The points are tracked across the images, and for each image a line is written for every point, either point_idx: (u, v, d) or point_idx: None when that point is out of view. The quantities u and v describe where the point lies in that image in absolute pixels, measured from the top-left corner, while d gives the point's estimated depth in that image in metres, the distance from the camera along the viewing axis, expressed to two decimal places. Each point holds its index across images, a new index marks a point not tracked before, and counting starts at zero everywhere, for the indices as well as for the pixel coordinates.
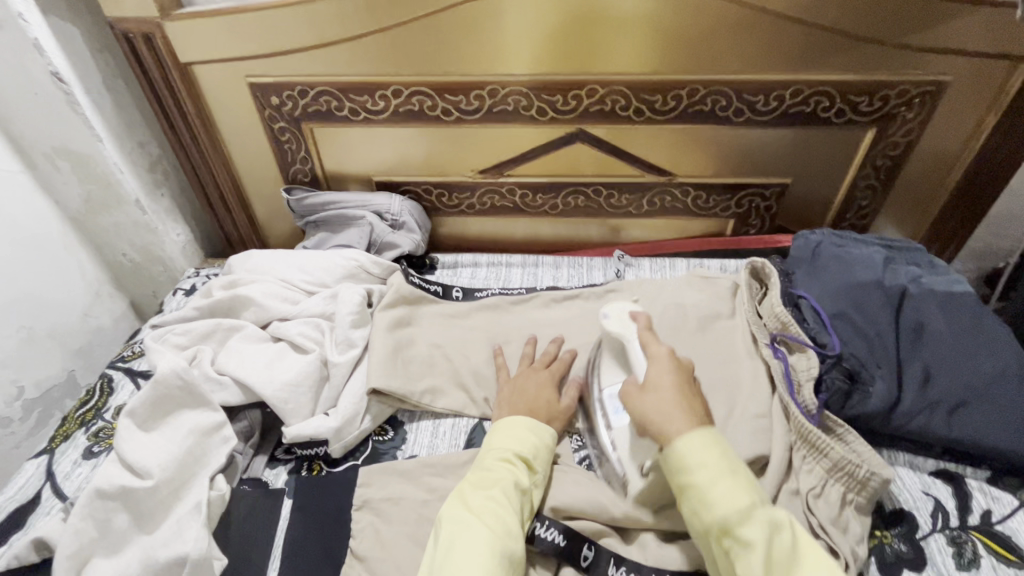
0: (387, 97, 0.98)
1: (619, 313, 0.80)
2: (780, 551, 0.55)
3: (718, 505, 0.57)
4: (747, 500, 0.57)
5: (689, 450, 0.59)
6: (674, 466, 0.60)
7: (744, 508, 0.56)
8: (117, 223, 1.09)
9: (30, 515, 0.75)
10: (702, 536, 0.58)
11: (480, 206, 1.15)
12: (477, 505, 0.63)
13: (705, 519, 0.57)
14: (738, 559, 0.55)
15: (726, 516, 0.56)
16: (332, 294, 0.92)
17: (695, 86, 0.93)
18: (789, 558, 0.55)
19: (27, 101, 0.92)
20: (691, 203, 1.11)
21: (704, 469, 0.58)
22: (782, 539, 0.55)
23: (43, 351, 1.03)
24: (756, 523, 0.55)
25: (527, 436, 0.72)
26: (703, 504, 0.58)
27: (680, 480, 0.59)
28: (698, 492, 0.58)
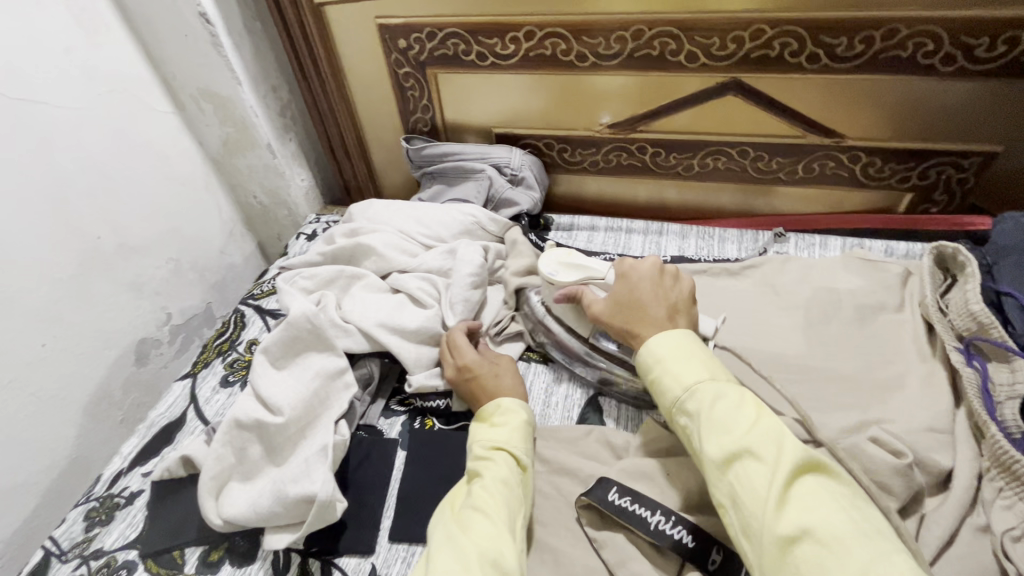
0: (518, 40, 0.91)
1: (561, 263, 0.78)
2: (717, 417, 0.53)
3: (670, 385, 0.58)
4: (696, 377, 0.57)
5: (650, 343, 0.62)
6: (641, 361, 0.62)
7: (690, 384, 0.56)
8: (250, 165, 1.14)
9: (177, 433, 0.82)
10: (670, 419, 0.58)
11: (605, 163, 1.06)
12: (461, 515, 0.57)
13: (663, 401, 0.59)
14: (689, 433, 0.55)
15: (679, 390, 0.57)
16: (449, 250, 0.89)
17: (895, 26, 0.76)
18: (729, 420, 0.52)
19: (179, 42, 0.96)
20: (859, 171, 0.94)
21: (664, 350, 0.60)
22: (722, 406, 0.53)
23: (186, 282, 1.11)
24: (704, 394, 0.55)
25: (500, 424, 0.67)
26: (658, 390, 0.59)
27: (645, 372, 0.61)
28: (655, 381, 0.60)
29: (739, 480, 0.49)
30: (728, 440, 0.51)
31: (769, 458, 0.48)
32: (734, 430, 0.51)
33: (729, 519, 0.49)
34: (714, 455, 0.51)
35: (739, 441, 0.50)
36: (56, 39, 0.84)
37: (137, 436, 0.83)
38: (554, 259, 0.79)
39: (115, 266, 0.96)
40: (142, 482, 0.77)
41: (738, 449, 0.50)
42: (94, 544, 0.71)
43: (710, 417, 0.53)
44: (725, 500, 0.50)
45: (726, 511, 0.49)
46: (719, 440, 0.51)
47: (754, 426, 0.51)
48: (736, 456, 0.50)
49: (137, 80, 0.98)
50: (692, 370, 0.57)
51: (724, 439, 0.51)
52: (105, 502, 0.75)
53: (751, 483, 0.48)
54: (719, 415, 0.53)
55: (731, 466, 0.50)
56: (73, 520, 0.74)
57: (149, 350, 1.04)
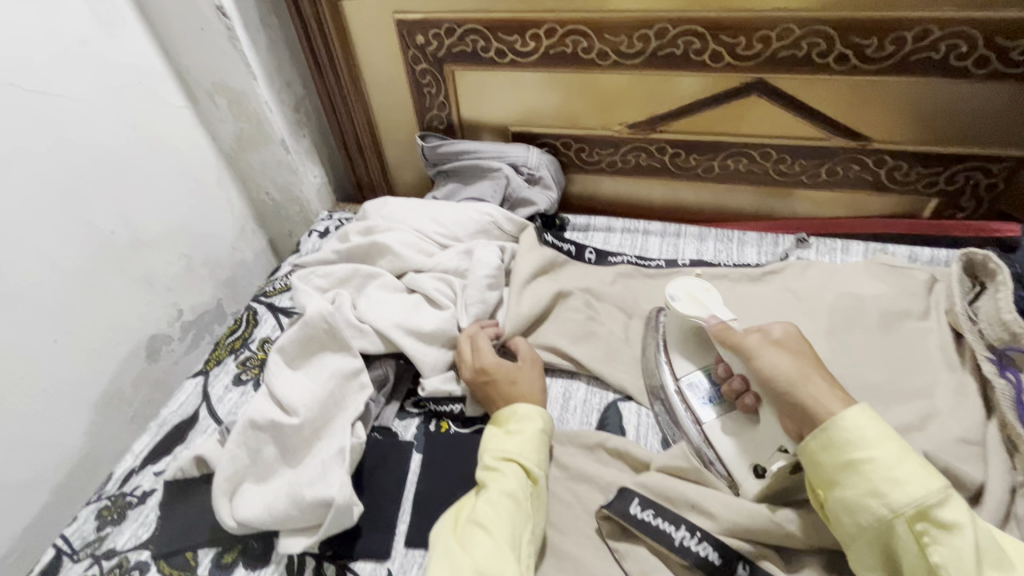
0: (538, 37, 0.89)
1: (688, 296, 0.74)
2: (980, 550, 0.46)
3: (911, 487, 0.48)
4: (940, 486, 0.48)
5: (865, 428, 0.52)
6: (857, 444, 0.51)
7: (940, 493, 0.48)
8: (263, 161, 1.13)
9: (189, 431, 0.81)
10: (891, 525, 0.48)
11: (622, 164, 1.04)
12: (465, 530, 0.57)
13: (896, 503, 0.48)
14: (934, 553, 0.47)
15: (917, 500, 0.47)
16: (466, 250, 0.88)
17: (928, 27, 0.74)
18: (989, 555, 0.46)
19: (194, 35, 0.95)
20: (884, 175, 0.92)
21: (889, 441, 0.51)
22: (981, 531, 0.47)
23: (198, 278, 1.10)
24: (951, 508, 0.47)
25: (514, 433, 0.66)
26: (892, 487, 0.49)
27: (863, 457, 0.50)
28: (887, 476, 0.49)
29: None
30: None
31: None
32: (1001, 570, 0.45)
33: None
34: None
35: None
36: (72, 31, 0.83)
37: (149, 434, 0.82)
38: (684, 288, 0.75)
39: (128, 261, 0.95)
40: (154, 480, 0.76)
41: None
42: (106, 544, 0.70)
43: (971, 544, 0.46)
44: None
45: None
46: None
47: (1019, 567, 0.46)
48: None
49: (153, 73, 0.97)
50: (938, 476, 0.49)
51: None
52: (117, 501, 0.74)
53: None
54: (983, 546, 0.46)
55: None
56: (85, 519, 0.73)
57: (160, 347, 1.03)
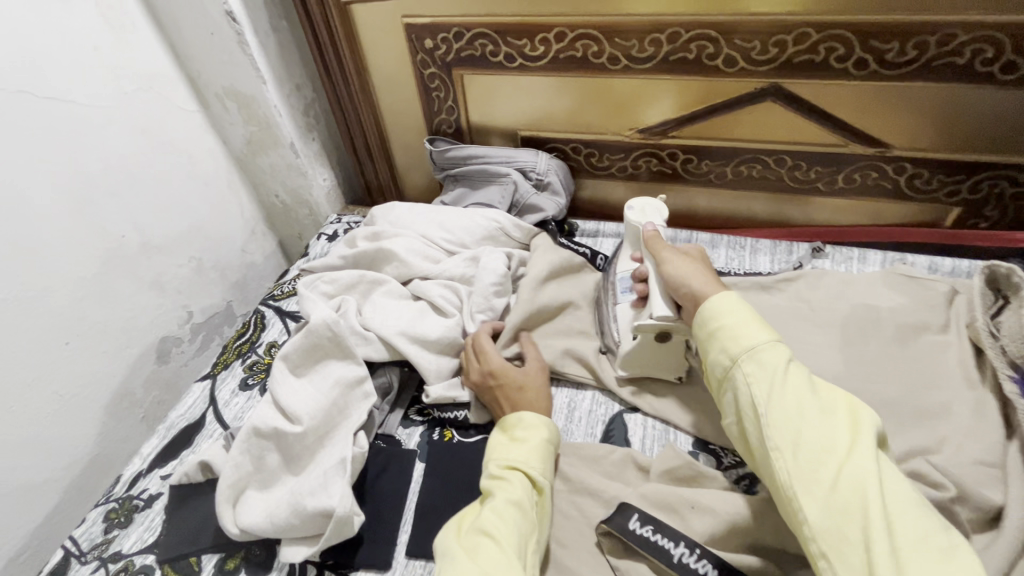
0: (548, 41, 0.88)
1: (644, 207, 0.83)
2: (791, 381, 0.50)
3: (743, 335, 0.54)
4: (766, 337, 0.54)
5: (722, 301, 0.59)
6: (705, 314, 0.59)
7: (764, 342, 0.53)
8: (273, 164, 1.14)
9: (196, 435, 0.82)
10: (727, 369, 0.55)
11: (633, 169, 1.02)
12: (470, 538, 0.55)
13: (730, 350, 0.55)
14: (754, 385, 0.51)
15: (750, 344, 0.54)
16: (472, 256, 0.87)
17: (951, 31, 0.71)
18: (800, 386, 0.50)
19: (204, 40, 0.95)
20: (904, 183, 0.89)
21: (728, 305, 0.58)
22: (799, 371, 0.51)
23: (208, 280, 1.11)
24: (775, 353, 0.52)
25: (519, 442, 0.65)
26: (727, 339, 0.55)
27: (708, 320, 0.58)
28: (724, 331, 0.56)
29: (810, 435, 0.47)
30: (800, 402, 0.48)
31: (844, 427, 0.46)
32: (808, 398, 0.49)
33: (786, 475, 0.46)
34: (786, 412, 0.48)
35: (814, 407, 0.48)
36: (84, 38, 0.84)
37: (157, 437, 0.83)
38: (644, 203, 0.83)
39: (139, 265, 0.96)
40: (161, 484, 0.76)
41: (801, 411, 0.48)
42: (112, 547, 0.70)
43: (783, 378, 0.50)
44: (790, 460, 0.47)
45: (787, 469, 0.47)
46: (790, 400, 0.49)
47: (840, 404, 0.48)
48: (806, 418, 0.47)
49: (164, 78, 0.98)
50: (767, 331, 0.54)
51: (798, 399, 0.48)
52: (124, 504, 0.75)
53: (823, 444, 0.46)
54: (789, 378, 0.50)
55: (799, 426, 0.47)
56: (93, 521, 0.74)
57: (170, 348, 1.04)
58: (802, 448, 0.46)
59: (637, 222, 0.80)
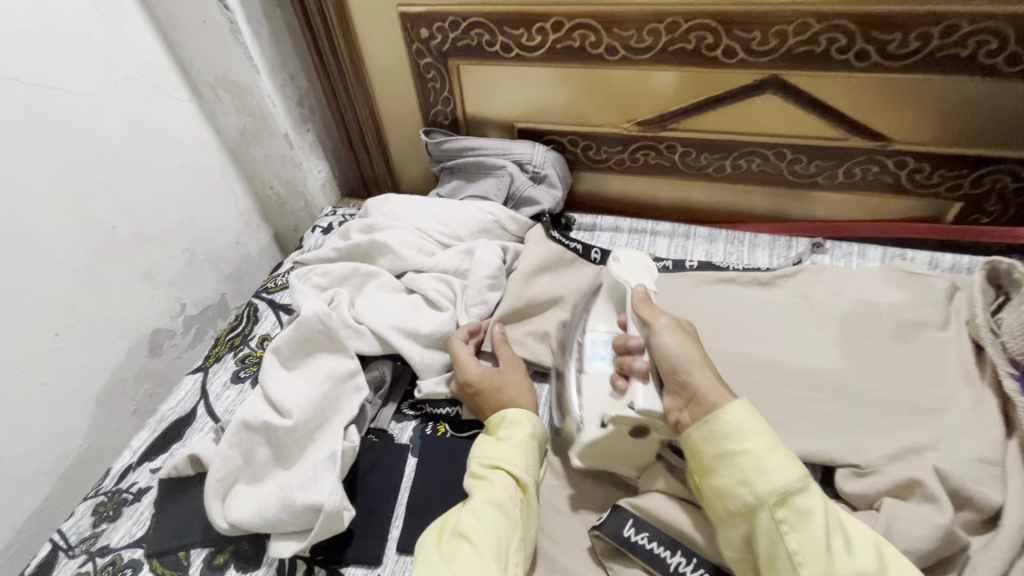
0: (545, 31, 0.87)
1: (630, 262, 0.75)
2: (830, 539, 0.47)
3: (771, 478, 0.50)
4: (797, 478, 0.49)
5: (739, 418, 0.52)
6: (723, 434, 0.53)
7: (795, 485, 0.49)
8: (267, 155, 1.12)
9: (186, 429, 0.81)
10: (752, 511, 0.50)
11: (630, 162, 1.01)
12: (449, 541, 0.56)
13: (758, 492, 0.50)
14: (791, 540, 0.48)
15: (782, 485, 0.49)
16: (467, 250, 0.86)
17: (955, 22, 0.70)
18: (836, 542, 0.47)
19: (196, 28, 0.94)
20: (905, 178, 0.88)
21: (751, 428, 0.52)
22: (832, 520, 0.48)
23: (201, 273, 1.10)
24: (809, 497, 0.49)
25: (503, 439, 0.65)
26: (755, 477, 0.50)
27: (729, 444, 0.52)
28: (748, 464, 0.51)
29: None
30: (842, 565, 0.46)
31: None
32: (847, 555, 0.47)
33: None
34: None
35: (858, 572, 0.46)
36: (74, 25, 0.82)
37: (147, 430, 0.82)
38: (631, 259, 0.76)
39: (130, 256, 0.95)
40: (150, 477, 0.76)
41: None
42: (101, 540, 0.70)
43: (820, 535, 0.47)
44: None
45: None
46: (833, 565, 0.46)
47: (874, 555, 0.47)
48: None
49: (156, 67, 0.96)
50: (793, 468, 0.50)
51: (846, 564, 0.46)
52: (113, 497, 0.74)
53: None
54: (829, 534, 0.47)
55: None
56: (81, 515, 0.73)
57: (163, 341, 1.03)
58: None
59: (626, 279, 0.72)
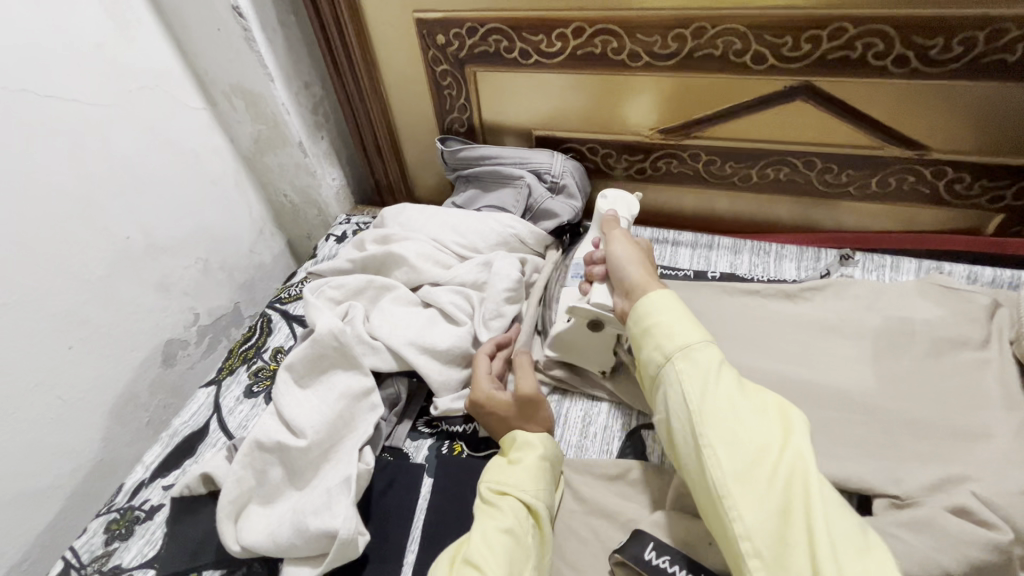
0: (565, 37, 0.84)
1: (616, 198, 0.82)
2: (723, 384, 0.52)
3: (676, 334, 0.56)
4: (696, 339, 0.56)
5: (658, 300, 0.60)
6: (642, 310, 0.60)
7: (696, 343, 0.56)
8: (281, 164, 1.11)
9: (199, 444, 0.80)
10: (659, 366, 0.56)
11: (651, 171, 0.98)
12: (457, 570, 0.53)
13: (665, 347, 0.56)
14: (685, 381, 0.53)
15: (683, 343, 0.55)
16: (484, 262, 0.84)
17: (1003, 26, 0.66)
18: (730, 388, 0.52)
19: (211, 36, 0.93)
20: (943, 188, 0.84)
21: (663, 304, 0.60)
22: (727, 373, 0.53)
23: (215, 282, 1.09)
24: (707, 352, 0.55)
25: (514, 463, 0.63)
26: (662, 337, 0.57)
27: (644, 316, 0.60)
28: (658, 328, 0.58)
29: (744, 434, 0.49)
30: (730, 399, 0.51)
31: (774, 429, 0.49)
32: (737, 397, 0.51)
33: (720, 477, 0.48)
34: (718, 411, 0.50)
35: (742, 407, 0.50)
36: (87, 35, 0.82)
37: (160, 445, 0.81)
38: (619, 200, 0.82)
39: (144, 267, 0.94)
40: (162, 495, 0.75)
41: (737, 414, 0.50)
42: (113, 560, 0.69)
43: (714, 379, 0.52)
44: (719, 454, 0.49)
45: (719, 470, 0.48)
46: (721, 399, 0.51)
47: (765, 403, 0.51)
48: (737, 418, 0.50)
49: (170, 76, 0.95)
50: (697, 332, 0.56)
51: (731, 398, 0.51)
52: (125, 515, 0.73)
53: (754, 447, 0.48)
54: (723, 381, 0.52)
55: (731, 424, 0.49)
56: (94, 532, 0.72)
57: (176, 351, 1.02)
58: (737, 450, 0.48)
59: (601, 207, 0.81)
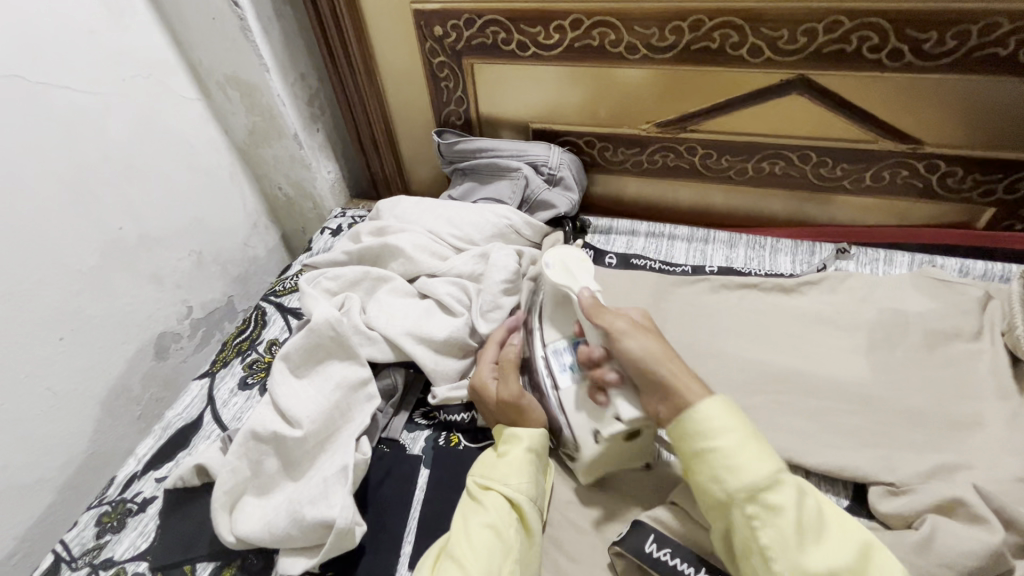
0: (563, 28, 0.84)
1: (562, 261, 0.71)
2: (806, 530, 0.47)
3: (744, 470, 0.50)
4: (770, 471, 0.50)
5: (712, 415, 0.53)
6: (694, 429, 0.53)
7: (768, 477, 0.49)
8: (276, 156, 1.10)
9: (193, 436, 0.79)
10: (725, 505, 0.50)
11: (648, 164, 0.98)
12: (441, 566, 0.53)
13: (731, 486, 0.50)
14: (761, 530, 0.48)
15: (750, 483, 0.49)
16: (481, 254, 0.83)
17: (995, 20, 0.67)
18: (815, 532, 0.47)
19: (206, 25, 0.92)
20: (935, 182, 0.85)
21: (723, 422, 0.53)
22: (808, 506, 0.48)
23: (208, 275, 1.08)
24: (782, 490, 0.49)
25: (501, 456, 0.63)
26: (727, 472, 0.50)
27: (699, 440, 0.53)
28: (720, 460, 0.51)
29: None
30: (822, 555, 0.46)
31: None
32: (827, 546, 0.46)
33: None
34: (808, 570, 0.45)
35: (834, 561, 0.45)
36: (81, 21, 0.81)
37: (152, 437, 0.80)
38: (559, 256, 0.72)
39: (136, 259, 0.93)
40: (155, 487, 0.74)
41: (829, 571, 0.45)
42: (104, 553, 0.68)
43: (797, 526, 0.47)
44: None
45: None
46: (812, 557, 0.46)
47: (854, 544, 0.47)
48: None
49: (164, 65, 0.94)
50: (765, 460, 0.50)
51: (823, 555, 0.46)
52: (118, 507, 0.72)
53: None
54: (805, 526, 0.47)
55: None
56: (85, 525, 0.71)
57: (169, 344, 1.01)
58: None
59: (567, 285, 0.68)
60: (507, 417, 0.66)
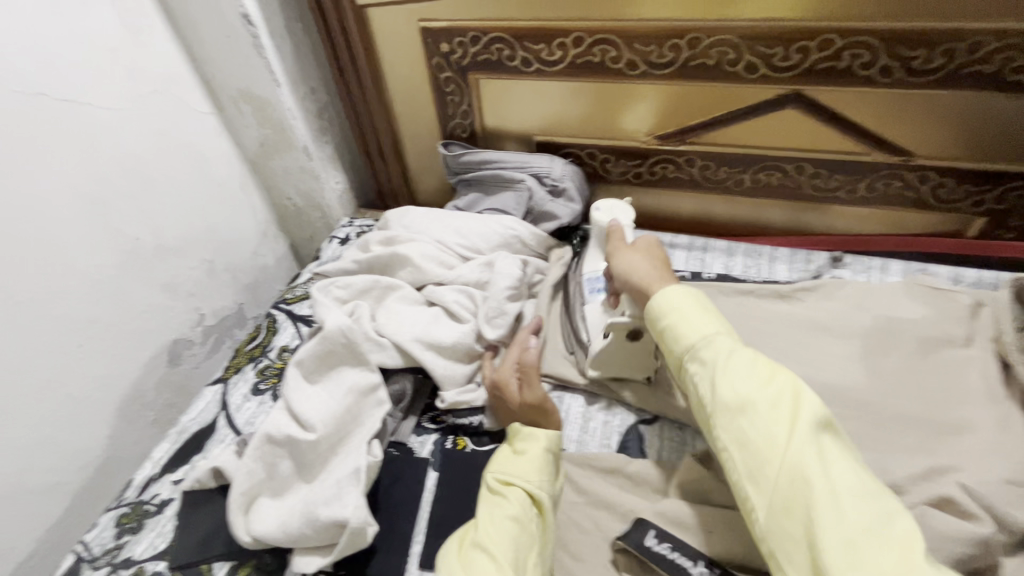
0: (566, 45, 0.87)
1: (610, 207, 0.83)
2: (735, 369, 0.52)
3: (691, 332, 0.57)
4: (710, 333, 0.56)
5: (664, 299, 0.60)
6: (654, 313, 0.61)
7: (708, 337, 0.56)
8: (286, 167, 1.13)
9: (207, 440, 0.81)
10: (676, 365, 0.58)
11: (648, 175, 1.01)
12: (468, 555, 0.56)
13: (680, 348, 0.57)
14: (698, 379, 0.54)
15: (693, 341, 0.56)
16: (487, 263, 0.86)
17: (980, 38, 0.70)
18: (745, 372, 0.51)
19: (221, 43, 0.95)
20: (927, 192, 0.87)
21: (675, 304, 0.59)
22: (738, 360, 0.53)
23: (220, 283, 1.10)
24: (717, 347, 0.54)
25: (519, 453, 0.65)
26: (675, 340, 0.58)
27: (656, 320, 0.60)
28: (670, 331, 0.58)
29: (750, 422, 0.48)
30: (738, 385, 0.50)
31: (780, 417, 0.48)
32: (750, 383, 0.51)
33: (731, 463, 0.49)
34: (727, 398, 0.50)
35: (750, 401, 0.49)
36: (101, 40, 0.84)
37: (168, 441, 0.82)
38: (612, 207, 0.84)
39: (152, 268, 0.96)
40: (172, 489, 0.76)
41: (743, 400, 0.49)
42: (123, 553, 0.70)
43: (724, 369, 0.52)
44: (730, 443, 0.49)
45: (728, 455, 0.49)
46: (733, 385, 0.50)
47: (772, 389, 0.49)
48: (744, 405, 0.49)
49: (179, 81, 0.98)
50: (711, 324, 0.56)
51: (739, 387, 0.50)
52: (135, 509, 0.75)
53: (758, 431, 0.47)
54: (733, 366, 0.52)
55: (739, 411, 0.49)
56: (104, 526, 0.74)
57: (182, 351, 1.04)
58: (741, 439, 0.48)
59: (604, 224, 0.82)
60: (526, 418, 0.71)
